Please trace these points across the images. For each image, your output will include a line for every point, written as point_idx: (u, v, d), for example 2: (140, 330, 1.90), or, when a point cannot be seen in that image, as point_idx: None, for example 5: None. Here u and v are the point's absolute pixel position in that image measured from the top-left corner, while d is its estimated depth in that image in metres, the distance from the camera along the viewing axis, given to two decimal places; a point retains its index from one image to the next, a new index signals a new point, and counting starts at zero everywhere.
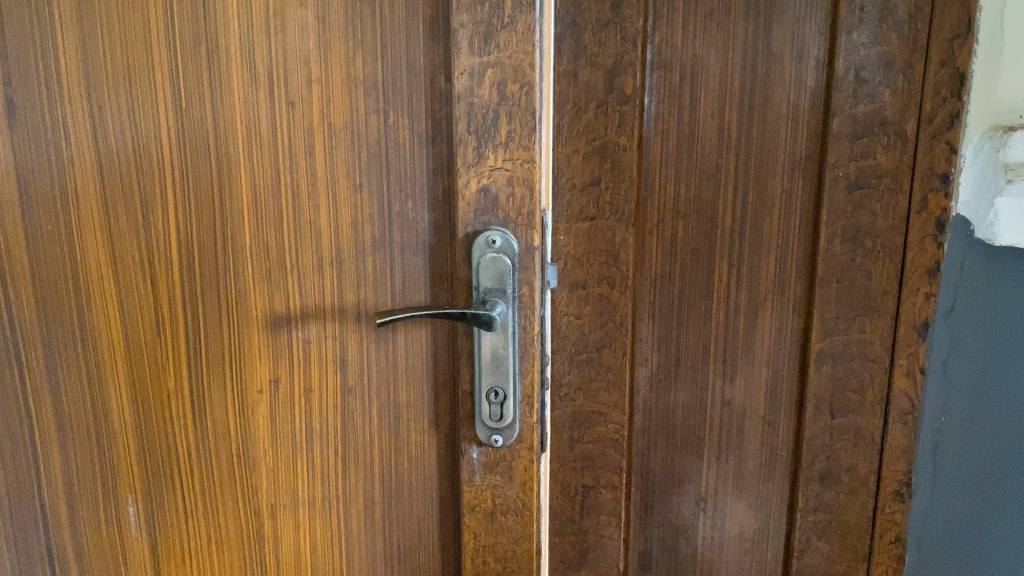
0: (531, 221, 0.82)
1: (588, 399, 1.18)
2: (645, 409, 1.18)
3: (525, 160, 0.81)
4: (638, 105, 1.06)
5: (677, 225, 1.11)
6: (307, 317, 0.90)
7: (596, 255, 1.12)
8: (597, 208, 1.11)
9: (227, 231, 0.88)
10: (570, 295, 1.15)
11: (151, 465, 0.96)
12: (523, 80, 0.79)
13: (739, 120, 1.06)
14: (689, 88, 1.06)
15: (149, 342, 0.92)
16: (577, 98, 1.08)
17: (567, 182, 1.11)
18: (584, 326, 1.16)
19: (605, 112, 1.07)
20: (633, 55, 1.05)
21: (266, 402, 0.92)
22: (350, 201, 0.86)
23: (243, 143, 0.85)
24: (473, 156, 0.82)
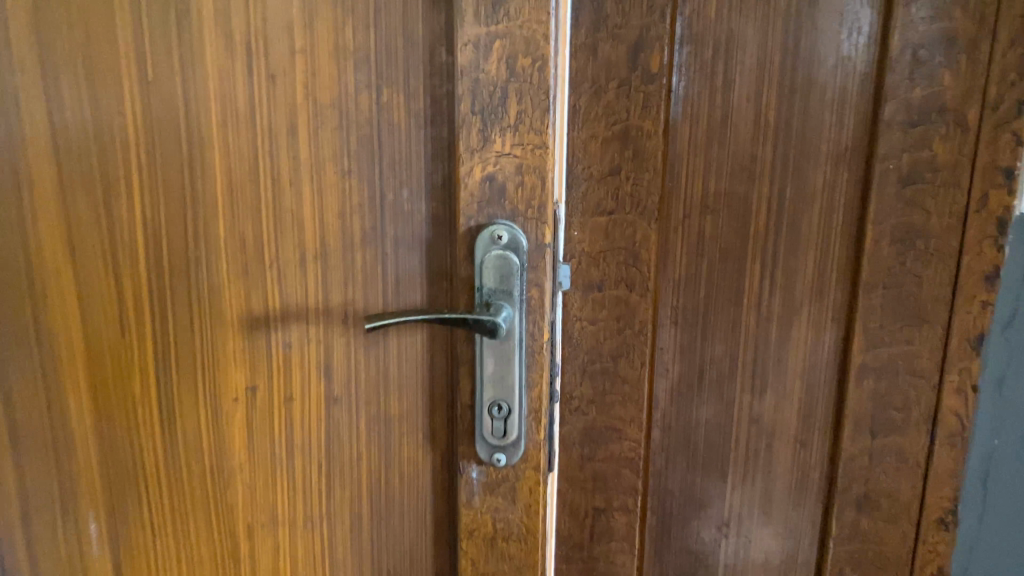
0: (543, 215, 0.73)
1: (602, 414, 1.08)
2: (665, 425, 1.08)
3: (537, 145, 0.71)
4: (666, 85, 0.96)
5: (705, 222, 1.01)
6: (287, 317, 0.81)
7: (614, 253, 1.02)
8: (616, 202, 1.00)
9: (199, 220, 0.78)
10: (584, 299, 1.04)
11: (116, 480, 0.85)
12: (537, 54, 0.69)
13: (779, 104, 0.95)
14: (723, 68, 0.96)
15: (115, 342, 0.82)
16: (597, 75, 0.97)
17: (584, 171, 1.01)
18: (600, 332, 1.05)
19: (628, 93, 0.97)
20: (661, 28, 0.94)
21: (241, 411, 0.83)
22: (340, 190, 0.77)
23: (218, 122, 0.76)
24: (478, 140, 0.72)
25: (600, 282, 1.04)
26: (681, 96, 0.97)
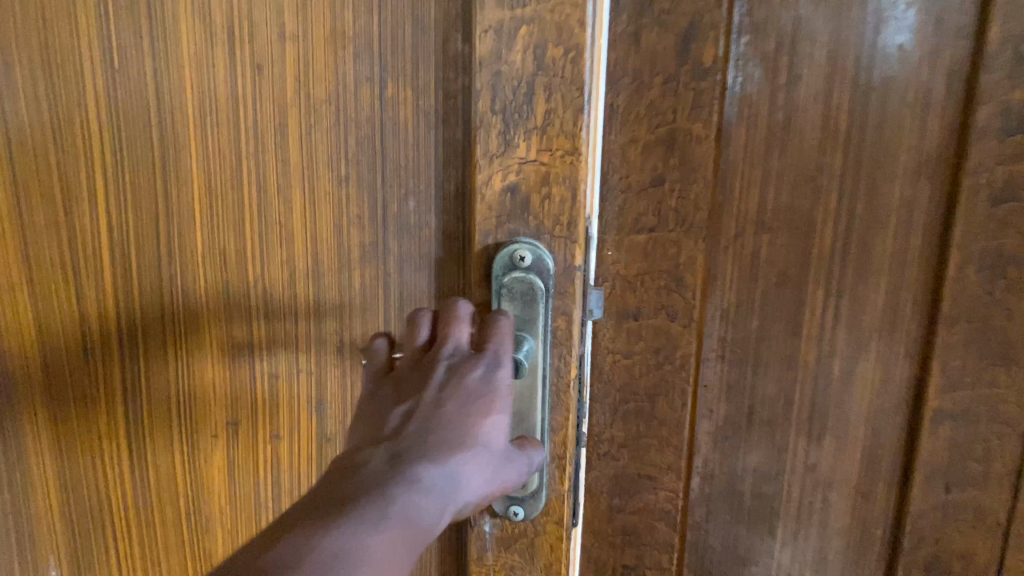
0: (574, 233, 0.60)
1: (636, 460, 0.75)
2: (705, 472, 0.76)
3: (568, 151, 0.58)
4: (721, 83, 0.66)
5: (762, 239, 0.70)
6: (273, 344, 0.68)
7: (654, 276, 0.71)
8: (659, 218, 0.69)
9: (173, 230, 0.68)
10: (616, 326, 0.73)
11: (82, 521, 0.77)
12: (570, 43, 0.57)
13: (857, 102, 0.65)
14: (790, 60, 0.66)
15: (75, 369, 0.73)
16: (639, 68, 0.67)
17: (620, 181, 0.69)
18: (634, 368, 0.73)
19: (675, 90, 0.66)
20: (718, 14, 0.65)
21: (222, 449, 0.72)
22: (335, 200, 0.64)
23: (195, 120, 0.65)
24: (497, 144, 0.59)
25: (637, 310, 0.72)
26: (739, 95, 0.67)
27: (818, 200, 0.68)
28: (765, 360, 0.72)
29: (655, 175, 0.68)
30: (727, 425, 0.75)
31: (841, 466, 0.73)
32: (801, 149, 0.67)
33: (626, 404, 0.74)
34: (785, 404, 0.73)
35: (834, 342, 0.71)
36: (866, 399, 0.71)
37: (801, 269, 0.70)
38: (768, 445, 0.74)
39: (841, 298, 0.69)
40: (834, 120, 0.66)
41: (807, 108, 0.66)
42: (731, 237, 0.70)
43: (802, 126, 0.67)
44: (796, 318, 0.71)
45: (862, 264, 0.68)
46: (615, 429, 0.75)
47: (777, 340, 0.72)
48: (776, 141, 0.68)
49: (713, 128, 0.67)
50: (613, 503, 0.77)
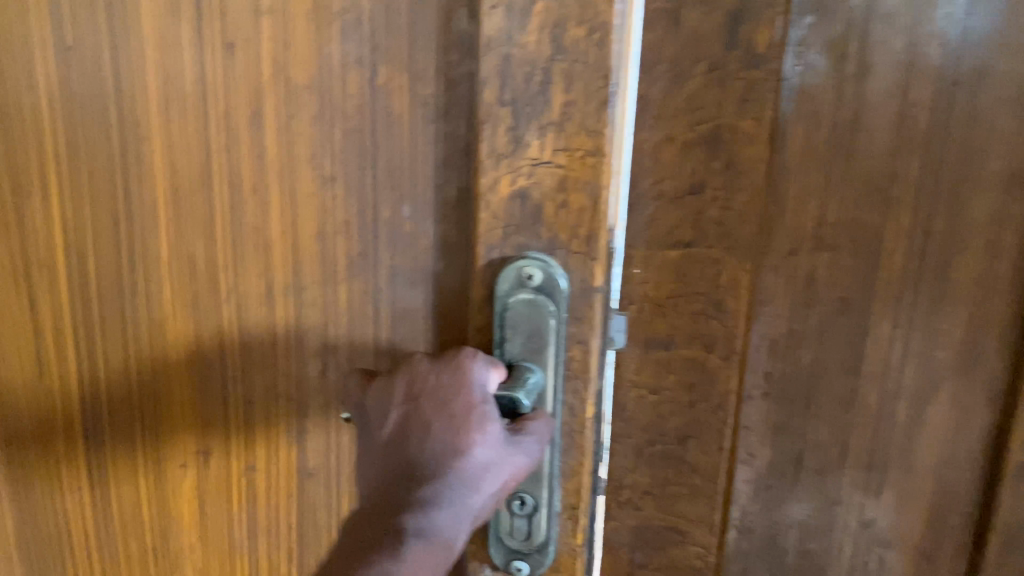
0: (594, 250, 0.50)
1: (661, 510, 0.66)
2: (743, 526, 0.66)
3: (589, 151, 0.48)
4: (775, 72, 0.55)
5: (821, 259, 0.59)
6: (248, 367, 0.59)
7: (688, 299, 0.61)
8: (697, 232, 0.59)
9: (134, 233, 0.59)
10: (642, 356, 0.63)
11: (36, 547, 0.70)
12: (596, 22, 0.46)
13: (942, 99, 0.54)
14: (861, 47, 0.54)
15: (32, 382, 0.65)
16: (677, 54, 0.56)
17: (652, 187, 0.59)
18: (663, 404, 0.63)
19: (720, 80, 0.56)
20: None
21: (191, 483, 0.63)
22: (321, 203, 0.55)
23: (160, 109, 0.56)
24: (507, 141, 0.49)
25: (668, 339, 0.62)
26: (796, 87, 0.56)
27: (888, 214, 0.57)
28: (817, 400, 0.62)
29: (695, 181, 0.58)
30: (768, 473, 0.64)
31: (903, 523, 0.63)
32: (871, 155, 0.56)
33: (651, 445, 0.64)
34: (839, 450, 0.63)
35: (901, 381, 0.60)
36: (936, 448, 0.61)
37: (865, 296, 0.59)
38: (817, 496, 0.64)
39: (911, 331, 0.59)
40: (912, 120, 0.55)
41: (880, 106, 0.55)
42: (783, 257, 0.59)
43: (874, 125, 0.55)
44: (858, 352, 0.60)
45: (938, 291, 0.58)
46: (640, 472, 0.65)
47: (832, 377, 0.61)
48: (843, 145, 0.56)
49: (767, 129, 0.56)
50: (634, 556, 0.67)
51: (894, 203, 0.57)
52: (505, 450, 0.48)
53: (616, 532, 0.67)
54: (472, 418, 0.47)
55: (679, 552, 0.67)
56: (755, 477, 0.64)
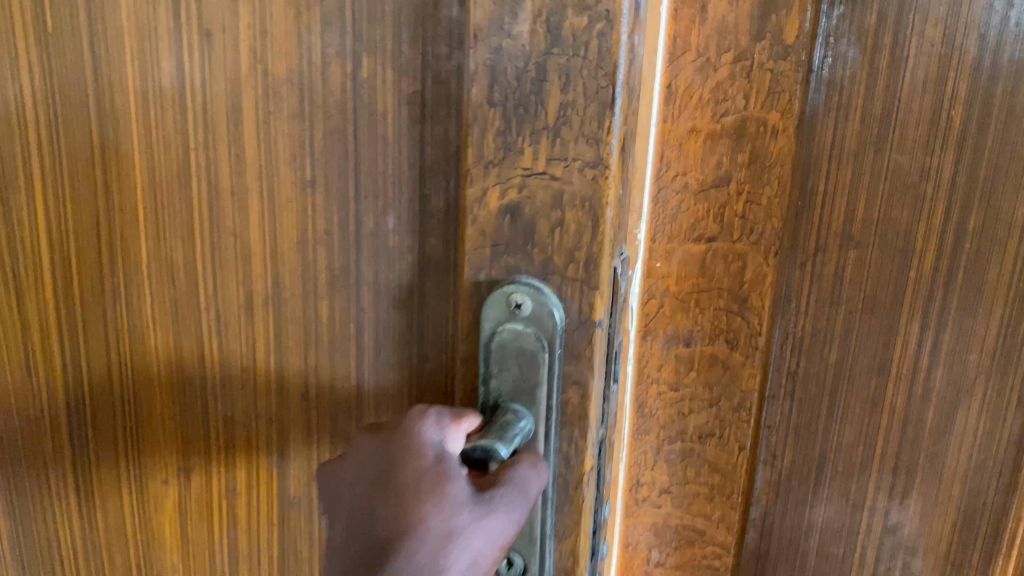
0: (594, 277, 0.42)
1: (679, 509, 0.63)
2: (762, 525, 0.63)
3: (591, 163, 0.41)
4: (804, 63, 0.52)
5: (849, 257, 0.55)
6: (229, 386, 0.54)
7: (711, 295, 0.57)
8: (721, 226, 0.56)
9: (113, 233, 0.54)
10: (663, 351, 0.59)
11: (25, 560, 0.66)
12: (599, 7, 0.38)
13: (980, 98, 0.51)
14: (895, 40, 0.51)
15: (15, 388, 0.61)
16: (703, 44, 0.53)
17: (674, 179, 0.56)
18: (683, 402, 0.60)
19: (748, 69, 0.53)
20: None
21: (171, 504, 0.59)
22: (300, 210, 0.49)
23: (134, 99, 0.51)
24: (491, 150, 0.42)
25: (689, 335, 0.58)
26: (825, 79, 0.53)
27: (919, 213, 0.53)
28: (841, 403, 0.59)
29: (720, 172, 0.55)
30: (789, 476, 0.62)
31: (927, 530, 0.60)
32: (904, 149, 0.53)
33: (669, 444, 0.61)
34: (865, 454, 0.59)
35: (930, 384, 0.57)
36: (963, 456, 0.58)
37: (893, 296, 0.55)
38: (839, 499, 0.61)
39: (942, 333, 0.55)
40: (947, 115, 0.52)
41: (915, 99, 0.52)
42: (807, 253, 0.56)
43: (904, 120, 0.52)
44: (886, 354, 0.57)
45: (971, 292, 0.54)
46: (657, 472, 0.62)
47: (857, 379, 0.58)
48: (872, 139, 0.53)
49: (795, 120, 0.53)
50: (650, 557, 0.65)
51: (925, 200, 0.53)
52: (471, 514, 0.34)
53: (632, 533, 0.64)
54: (426, 479, 0.34)
55: (698, 550, 0.64)
56: (776, 478, 0.62)
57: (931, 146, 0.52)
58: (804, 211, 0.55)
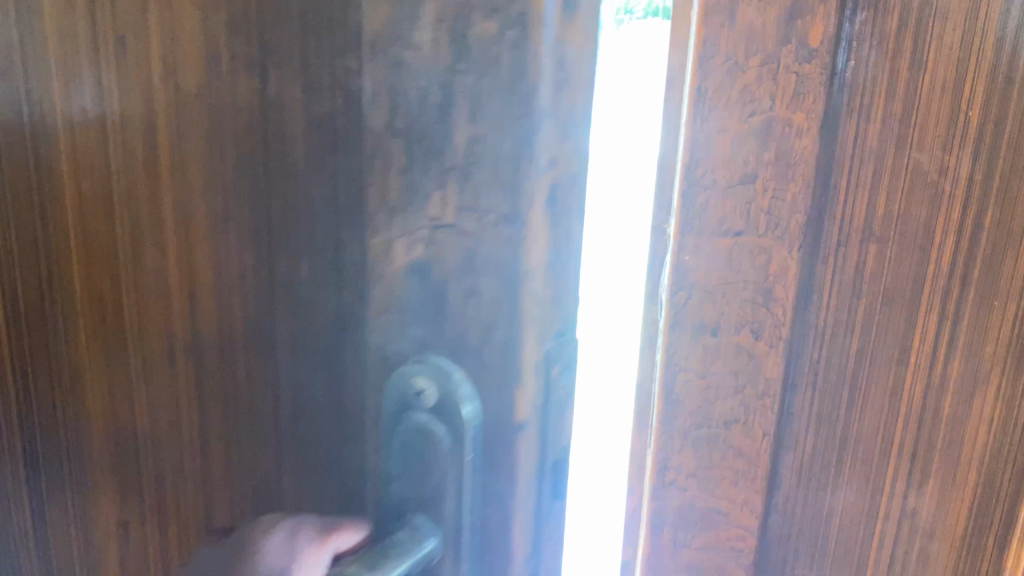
0: (507, 338, 0.44)
1: (703, 491, 0.60)
2: (785, 508, 0.59)
3: (504, 212, 0.43)
4: (831, 65, 0.49)
5: (871, 254, 0.52)
6: (162, 427, 0.60)
7: (735, 288, 0.55)
8: (745, 222, 0.53)
9: (55, 274, 0.59)
10: (691, 339, 0.57)
11: None
12: (509, 13, 0.40)
13: (997, 98, 0.48)
14: (919, 42, 0.48)
15: None
16: (729, 46, 0.51)
17: (698, 178, 0.54)
18: (711, 389, 0.57)
19: (773, 73, 0.50)
20: None
21: (107, 527, 0.65)
22: (232, 254, 0.54)
23: (68, 144, 0.55)
24: (396, 201, 0.45)
25: (717, 323, 0.56)
26: (849, 81, 0.49)
27: (937, 209, 0.50)
28: (859, 389, 0.55)
29: (746, 172, 0.52)
30: (807, 463, 0.58)
31: (943, 518, 0.56)
32: (922, 138, 0.49)
33: (695, 424, 0.59)
34: (883, 442, 0.55)
35: (946, 371, 0.53)
36: (979, 448, 0.54)
37: (912, 287, 0.52)
38: (854, 488, 0.57)
39: (958, 323, 0.52)
40: (966, 103, 0.48)
41: (934, 86, 0.48)
42: (830, 251, 0.52)
43: (923, 122, 0.49)
44: (903, 343, 0.53)
45: (987, 278, 0.51)
46: (684, 450, 0.60)
47: (875, 367, 0.54)
48: (893, 130, 0.49)
49: (819, 120, 0.50)
50: (676, 536, 0.62)
51: (944, 191, 0.50)
52: None
53: (657, 511, 0.62)
54: None
55: (723, 532, 0.61)
56: (795, 465, 0.58)
57: (949, 133, 0.49)
58: (824, 209, 0.52)
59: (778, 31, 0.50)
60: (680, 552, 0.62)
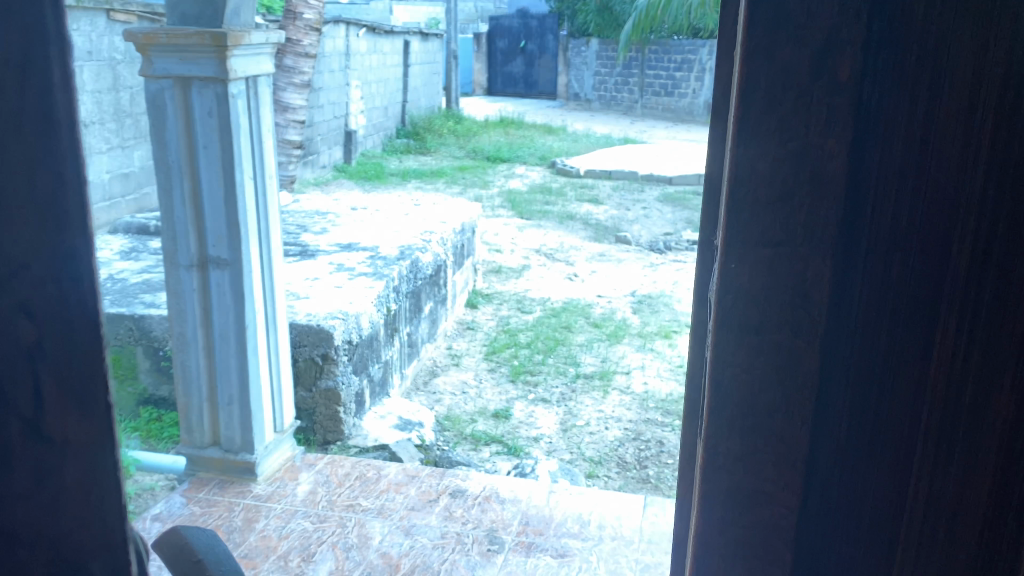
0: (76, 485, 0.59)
1: (749, 477, 0.62)
2: (824, 492, 0.61)
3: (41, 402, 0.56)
4: (857, 95, 0.54)
5: (898, 257, 0.56)
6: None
7: (779, 291, 0.58)
8: (786, 231, 0.57)
9: None
10: (734, 342, 0.60)
11: None
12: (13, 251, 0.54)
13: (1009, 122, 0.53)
14: (931, 76, 0.54)
15: None
16: (768, 83, 0.55)
17: (744, 194, 0.57)
18: (754, 385, 0.60)
19: (807, 104, 0.55)
20: (854, 31, 0.53)
21: None
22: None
23: None
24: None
25: (759, 324, 0.59)
26: (875, 107, 0.55)
27: (955, 213, 0.55)
28: (889, 384, 0.59)
29: (785, 190, 0.56)
30: (842, 457, 0.61)
31: (969, 490, 0.59)
32: (938, 150, 0.54)
33: (743, 417, 0.61)
34: (914, 434, 0.59)
35: (967, 353, 0.57)
36: (1004, 439, 0.57)
37: (937, 285, 0.56)
38: (886, 485, 0.60)
39: (979, 305, 0.56)
40: (979, 111, 0.53)
41: (950, 101, 0.54)
42: (861, 261, 0.57)
43: (939, 143, 0.54)
44: (927, 339, 0.57)
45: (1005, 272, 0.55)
46: (729, 441, 0.62)
47: (903, 363, 0.58)
48: (914, 143, 0.55)
49: (847, 142, 0.55)
50: (726, 519, 0.63)
51: (960, 198, 0.55)
52: None
53: (707, 505, 0.64)
54: None
55: (768, 516, 0.62)
56: (832, 460, 0.61)
57: (964, 143, 0.54)
58: (857, 221, 0.56)
59: (809, 67, 0.54)
60: (730, 543, 0.64)
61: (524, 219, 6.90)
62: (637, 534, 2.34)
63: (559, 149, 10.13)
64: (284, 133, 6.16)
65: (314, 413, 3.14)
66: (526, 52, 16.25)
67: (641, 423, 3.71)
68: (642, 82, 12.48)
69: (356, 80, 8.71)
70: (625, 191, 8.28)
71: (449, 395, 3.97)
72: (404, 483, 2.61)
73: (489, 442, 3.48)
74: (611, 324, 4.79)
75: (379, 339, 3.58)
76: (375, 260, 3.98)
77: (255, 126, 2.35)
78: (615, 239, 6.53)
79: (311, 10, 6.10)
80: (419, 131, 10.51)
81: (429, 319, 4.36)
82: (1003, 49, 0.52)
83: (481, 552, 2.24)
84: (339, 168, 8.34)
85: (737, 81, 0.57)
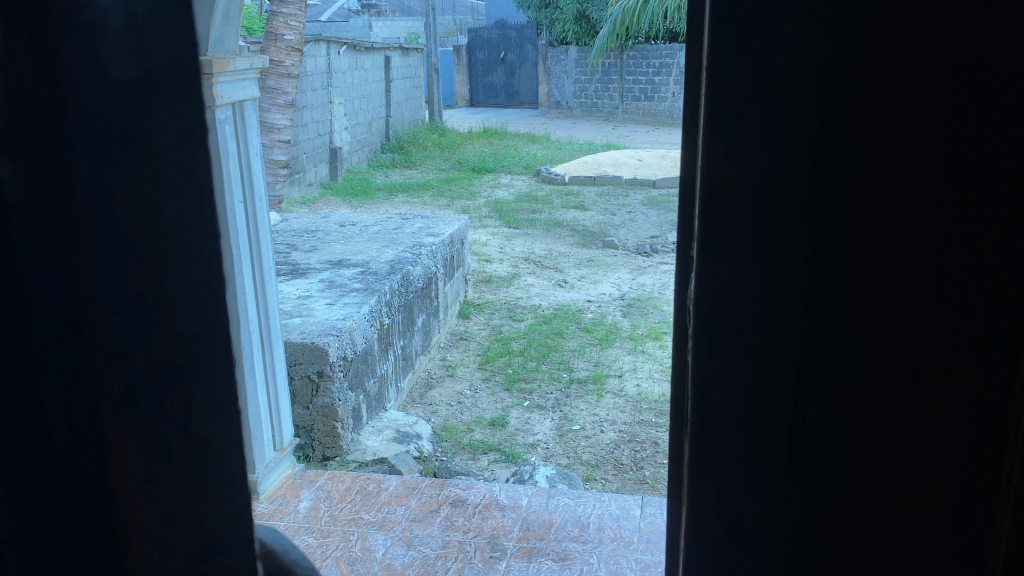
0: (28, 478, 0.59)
1: (728, 472, 0.62)
2: (796, 479, 0.62)
3: None
4: (812, 106, 0.57)
5: (857, 243, 0.59)
6: None
7: (746, 289, 0.59)
8: (754, 224, 0.59)
9: None
10: (710, 337, 0.60)
11: None
12: None
13: (950, 116, 0.56)
14: (875, 79, 0.56)
15: None
16: (731, 99, 0.57)
17: (710, 199, 0.58)
18: (725, 382, 0.61)
19: (759, 117, 0.57)
20: (806, 55, 0.56)
21: None
22: None
23: None
24: None
25: (734, 319, 0.60)
26: (821, 114, 0.57)
27: (905, 205, 0.58)
28: (860, 383, 0.61)
29: (748, 186, 0.58)
30: (819, 459, 0.62)
31: (945, 464, 0.60)
32: (892, 160, 0.57)
33: (729, 423, 0.62)
34: (886, 434, 0.61)
35: (930, 332, 0.59)
36: (973, 435, 0.59)
37: (896, 287, 0.59)
38: (864, 483, 0.62)
39: (939, 283, 0.58)
40: (927, 105, 0.56)
41: (900, 103, 0.56)
42: (828, 268, 0.59)
43: (884, 143, 0.57)
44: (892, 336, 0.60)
45: (955, 245, 0.57)
46: (713, 451, 0.62)
47: (872, 362, 0.60)
48: (871, 155, 0.58)
49: (807, 142, 0.58)
50: (711, 516, 0.63)
51: (914, 201, 0.58)
52: None
53: (694, 517, 0.63)
54: None
55: (747, 510, 0.63)
56: (814, 456, 0.62)
57: (918, 149, 0.57)
58: (822, 230, 0.59)
59: (777, 82, 0.57)
60: (721, 553, 0.63)
61: (511, 229, 6.95)
62: (637, 535, 2.37)
63: (543, 156, 10.20)
64: (271, 153, 6.19)
65: (312, 430, 3.15)
66: (505, 62, 16.33)
67: (634, 424, 3.76)
68: (624, 87, 12.59)
69: (338, 98, 8.76)
70: (610, 195, 8.36)
71: (445, 406, 4.00)
72: (404, 495, 2.63)
73: (486, 451, 3.52)
74: (602, 328, 4.84)
75: (373, 354, 3.60)
76: (366, 276, 4.01)
77: (242, 148, 2.40)
78: (602, 244, 6.59)
79: (290, 31, 6.16)
80: (403, 145, 10.55)
81: (422, 333, 4.39)
82: (956, 62, 0.55)
83: (484, 560, 2.26)
84: (325, 184, 8.38)
85: (706, 90, 0.57)
